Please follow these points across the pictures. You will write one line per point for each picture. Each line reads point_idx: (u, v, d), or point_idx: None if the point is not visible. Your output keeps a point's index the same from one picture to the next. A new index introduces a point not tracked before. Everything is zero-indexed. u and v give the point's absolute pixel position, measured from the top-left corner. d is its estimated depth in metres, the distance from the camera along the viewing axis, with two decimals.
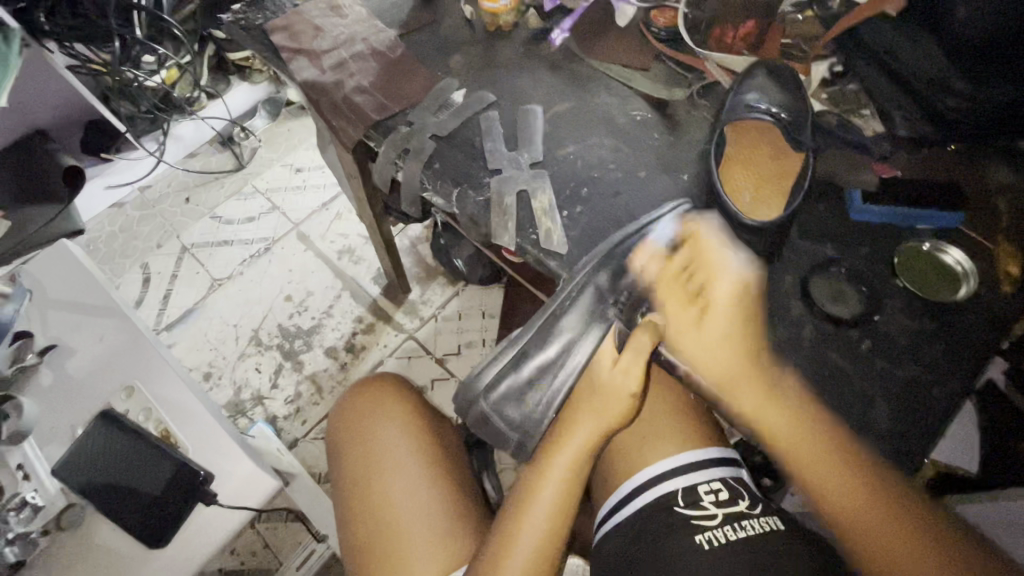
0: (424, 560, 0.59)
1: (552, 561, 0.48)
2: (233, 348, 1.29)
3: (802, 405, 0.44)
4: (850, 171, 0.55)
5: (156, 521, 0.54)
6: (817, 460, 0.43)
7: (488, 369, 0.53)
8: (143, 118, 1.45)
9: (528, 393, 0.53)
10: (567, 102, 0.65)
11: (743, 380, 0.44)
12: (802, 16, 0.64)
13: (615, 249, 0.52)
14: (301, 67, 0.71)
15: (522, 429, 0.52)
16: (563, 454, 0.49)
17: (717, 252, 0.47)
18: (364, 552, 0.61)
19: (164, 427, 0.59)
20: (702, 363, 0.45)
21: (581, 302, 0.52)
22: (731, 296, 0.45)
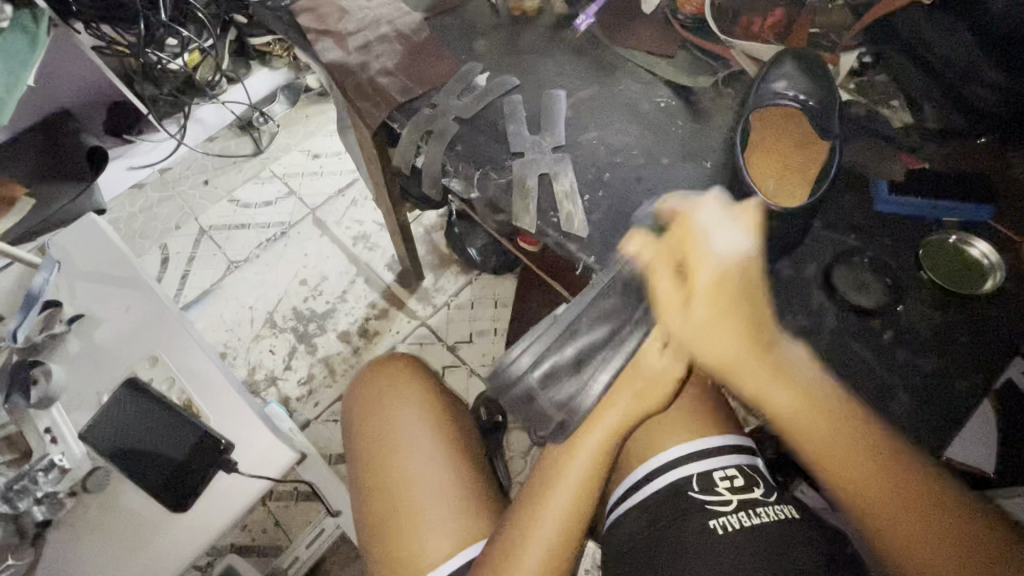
0: (440, 537, 0.60)
1: (572, 543, 0.47)
2: (248, 329, 1.31)
3: (803, 388, 0.43)
4: (878, 162, 0.54)
5: (183, 485, 0.56)
6: (830, 445, 0.42)
7: (528, 348, 0.48)
8: (166, 100, 1.46)
9: (570, 376, 0.48)
10: (591, 88, 0.65)
11: (744, 364, 0.42)
12: (830, 4, 0.62)
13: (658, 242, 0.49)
14: (327, 49, 0.71)
15: (566, 410, 0.48)
16: (594, 434, 0.48)
17: (701, 237, 0.44)
18: (379, 526, 0.62)
19: (187, 397, 0.60)
20: (700, 346, 0.43)
21: (627, 283, 0.48)
22: (714, 280, 0.42)
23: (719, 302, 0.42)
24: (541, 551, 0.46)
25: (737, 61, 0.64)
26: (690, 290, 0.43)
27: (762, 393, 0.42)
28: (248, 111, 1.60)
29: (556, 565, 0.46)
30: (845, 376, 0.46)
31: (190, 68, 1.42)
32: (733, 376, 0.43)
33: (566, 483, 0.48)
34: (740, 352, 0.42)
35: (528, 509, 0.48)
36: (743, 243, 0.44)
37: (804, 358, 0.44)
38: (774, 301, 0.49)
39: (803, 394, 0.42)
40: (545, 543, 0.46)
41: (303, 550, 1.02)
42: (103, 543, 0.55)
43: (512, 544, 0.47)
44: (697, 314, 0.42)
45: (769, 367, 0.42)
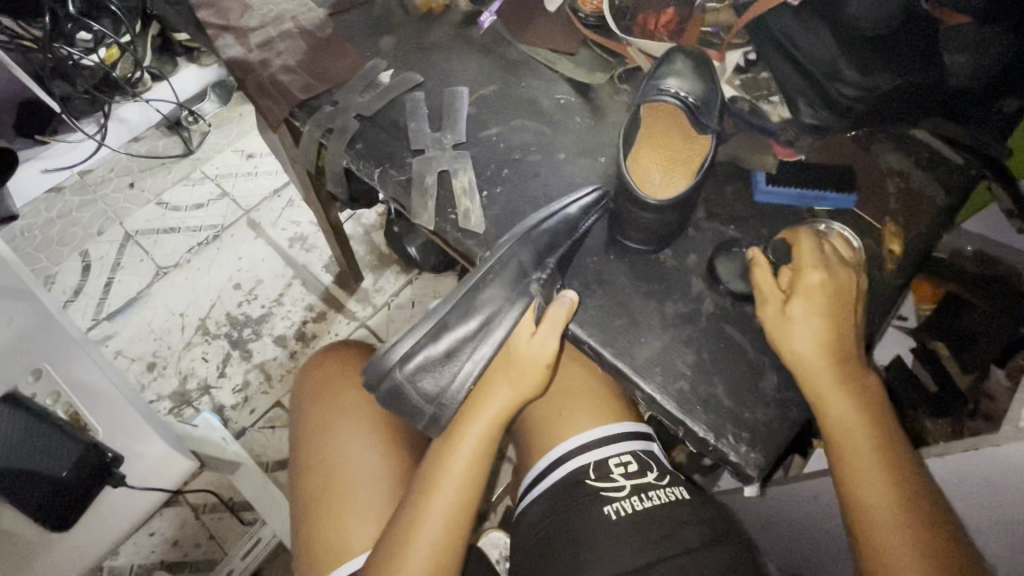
0: (364, 522, 0.59)
1: (462, 536, 0.46)
2: (179, 337, 1.26)
3: (839, 379, 0.43)
4: (753, 154, 0.57)
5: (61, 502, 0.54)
6: (854, 439, 0.42)
7: (403, 340, 0.48)
8: (82, 98, 1.39)
9: (446, 365, 0.49)
10: (493, 85, 0.66)
11: (818, 366, 0.44)
12: (718, 5, 0.65)
13: (529, 233, 0.50)
14: (227, 45, 0.70)
15: (436, 403, 0.49)
16: (475, 425, 0.47)
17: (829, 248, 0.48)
18: (308, 508, 0.62)
19: (74, 410, 0.57)
20: (530, 361, 0.47)
21: (495, 276, 0.49)
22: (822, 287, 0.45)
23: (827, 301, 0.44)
24: (428, 542, 0.44)
25: (634, 59, 0.66)
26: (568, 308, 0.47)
27: (828, 400, 0.43)
28: (176, 111, 1.54)
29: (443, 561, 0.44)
30: (722, 360, 0.48)
31: (108, 64, 1.36)
32: (810, 382, 0.44)
33: (449, 473, 0.46)
34: (835, 351, 0.44)
35: (413, 504, 0.46)
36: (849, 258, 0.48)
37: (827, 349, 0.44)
38: (655, 291, 0.51)
39: (860, 415, 0.43)
40: (430, 537, 0.44)
41: (237, 562, 1.01)
42: None
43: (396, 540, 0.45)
44: (797, 310, 0.45)
45: (846, 378, 0.44)
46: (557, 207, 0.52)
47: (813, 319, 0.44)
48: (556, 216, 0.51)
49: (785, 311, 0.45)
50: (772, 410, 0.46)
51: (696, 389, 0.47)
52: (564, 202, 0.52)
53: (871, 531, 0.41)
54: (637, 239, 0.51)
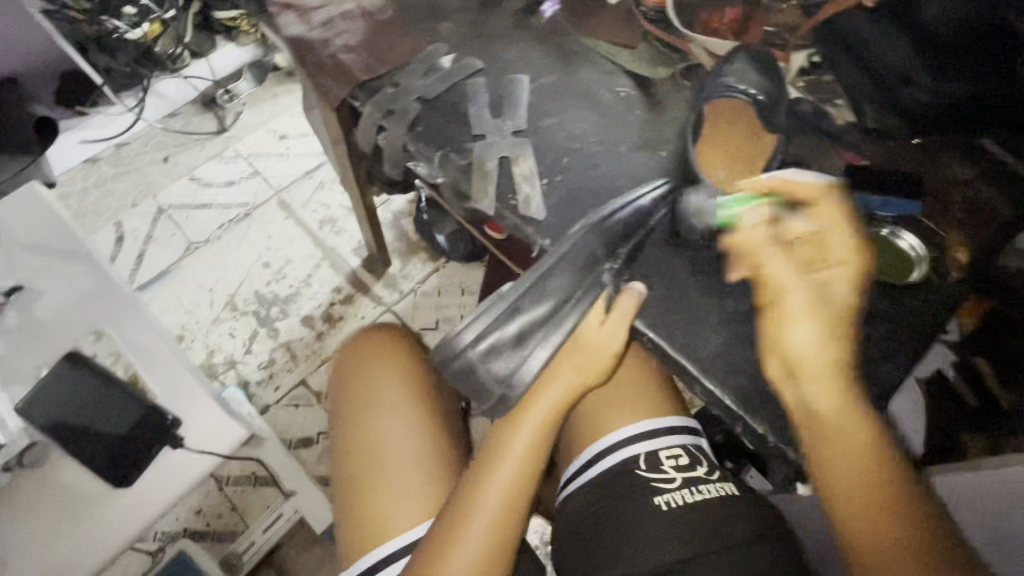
0: (406, 502, 0.61)
1: (521, 511, 0.49)
2: (207, 312, 1.28)
3: (839, 367, 0.42)
4: (818, 157, 0.57)
5: (122, 463, 0.56)
6: (843, 432, 0.41)
7: (471, 324, 0.49)
8: (122, 71, 1.42)
9: (516, 349, 0.49)
10: (553, 75, 0.66)
11: (813, 357, 0.42)
12: (784, 4, 0.64)
13: (603, 223, 0.52)
14: (289, 23, 0.70)
15: (506, 385, 0.49)
16: (538, 408, 0.50)
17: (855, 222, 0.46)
18: (349, 489, 0.63)
19: (131, 372, 0.60)
20: (597, 351, 0.49)
21: (569, 262, 0.51)
22: (842, 257, 0.45)
23: (818, 289, 0.44)
24: (489, 516, 0.48)
25: (695, 55, 0.66)
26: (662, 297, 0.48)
27: (831, 456, 0.41)
28: (212, 88, 1.56)
29: (501, 537, 0.47)
30: None
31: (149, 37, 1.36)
32: (819, 427, 0.42)
33: (511, 453, 0.49)
34: (828, 387, 0.42)
35: (476, 480, 0.49)
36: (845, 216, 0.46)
37: (816, 334, 0.42)
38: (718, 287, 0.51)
39: (866, 461, 0.41)
40: (491, 511, 0.48)
41: (259, 534, 1.00)
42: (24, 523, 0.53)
43: (460, 512, 0.48)
44: (801, 333, 0.42)
45: (844, 428, 0.41)
46: (632, 198, 0.54)
47: (818, 338, 0.42)
48: (628, 207, 0.53)
49: (785, 286, 0.44)
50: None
51: (757, 386, 0.47)
52: (633, 196, 0.54)
53: (873, 573, 0.40)
54: (699, 233, 0.51)
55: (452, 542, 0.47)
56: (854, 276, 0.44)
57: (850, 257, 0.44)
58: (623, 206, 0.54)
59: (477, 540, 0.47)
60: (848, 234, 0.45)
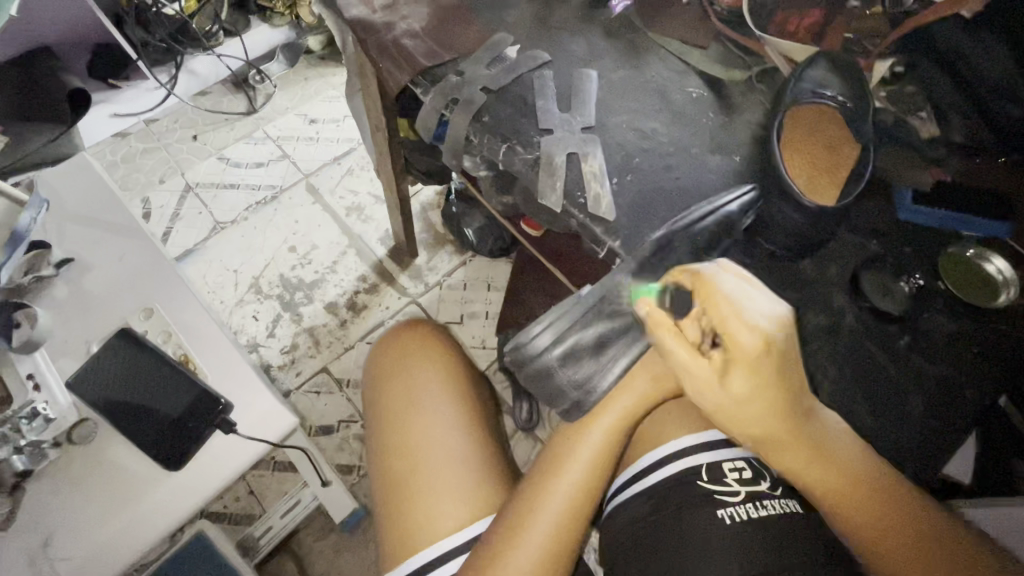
0: (454, 503, 0.61)
1: (584, 515, 0.52)
2: (231, 293, 1.26)
3: (820, 453, 0.44)
4: (905, 170, 0.55)
5: (175, 441, 0.57)
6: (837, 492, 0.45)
7: (547, 327, 0.48)
8: (156, 46, 1.35)
9: (594, 355, 0.50)
10: (622, 72, 0.64)
11: (782, 446, 0.44)
12: (869, 11, 0.62)
13: (690, 229, 0.49)
14: (351, 4, 0.68)
15: (583, 389, 0.51)
16: (607, 418, 0.53)
17: (727, 298, 0.41)
18: (392, 488, 0.63)
19: (182, 352, 0.62)
20: (675, 364, 0.50)
21: (654, 268, 0.48)
22: (757, 347, 0.40)
23: (752, 376, 0.40)
24: (556, 512, 0.51)
25: (771, 59, 0.63)
26: (721, 355, 0.41)
27: (796, 471, 0.46)
28: (244, 68, 1.55)
29: (567, 534, 0.51)
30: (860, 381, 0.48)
31: (186, 15, 1.33)
32: (769, 450, 0.44)
33: (579, 457, 0.52)
34: (774, 431, 0.42)
35: (543, 478, 0.53)
36: (776, 304, 0.42)
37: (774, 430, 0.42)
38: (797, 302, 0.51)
39: (840, 472, 0.45)
40: (555, 512, 0.51)
41: (276, 519, 0.97)
42: (83, 498, 0.55)
43: (524, 506, 0.52)
44: (736, 385, 0.40)
45: (806, 449, 0.44)
46: (720, 203, 0.51)
47: (750, 394, 0.41)
48: (716, 213, 0.50)
49: (724, 383, 0.41)
50: (907, 436, 0.47)
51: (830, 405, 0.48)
52: (717, 202, 0.51)
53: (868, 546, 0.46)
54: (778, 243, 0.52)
55: (519, 532, 0.51)
56: (781, 340, 0.40)
57: (743, 335, 0.40)
58: (710, 214, 0.51)
59: (544, 536, 0.50)
60: (765, 327, 0.40)
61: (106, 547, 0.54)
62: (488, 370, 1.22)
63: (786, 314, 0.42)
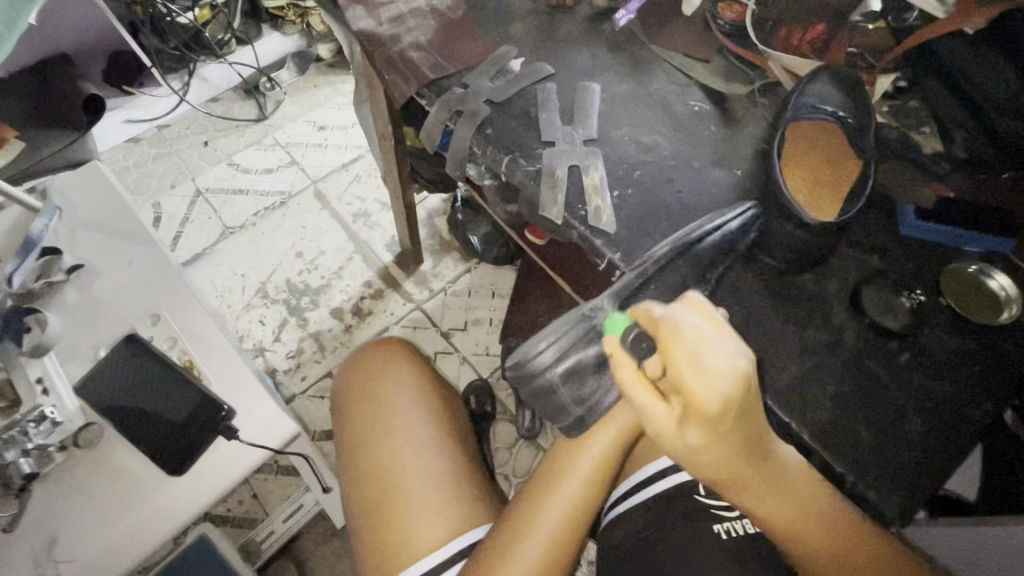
0: (430, 525, 0.62)
1: (579, 528, 0.53)
2: (239, 298, 1.27)
3: (783, 491, 0.44)
4: (905, 186, 0.55)
5: (182, 445, 0.58)
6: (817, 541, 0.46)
7: (551, 344, 0.47)
8: (170, 54, 1.41)
9: (599, 371, 0.49)
10: (625, 85, 0.65)
11: (743, 475, 0.42)
12: (871, 27, 0.60)
13: (694, 249, 0.51)
14: (358, 17, 0.69)
15: (587, 405, 0.51)
16: (607, 432, 0.53)
17: (693, 363, 0.36)
18: (369, 511, 0.64)
19: (188, 357, 0.63)
20: None
21: (662, 284, 0.50)
22: (727, 392, 0.36)
23: (727, 408, 0.37)
24: (549, 529, 0.52)
25: (774, 73, 0.64)
26: (673, 401, 0.39)
27: (764, 505, 0.45)
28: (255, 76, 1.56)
29: (560, 551, 0.52)
30: (856, 400, 0.48)
31: (200, 24, 1.38)
32: (732, 488, 0.44)
33: (574, 474, 0.53)
34: (733, 473, 0.42)
35: (538, 494, 0.54)
36: (738, 360, 0.36)
37: (795, 467, 0.45)
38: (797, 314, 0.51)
39: (791, 504, 0.45)
40: (549, 528, 0.52)
41: (279, 524, 0.98)
42: (89, 501, 0.56)
43: (516, 525, 0.53)
44: (694, 436, 0.39)
45: (761, 480, 0.43)
46: (721, 221, 0.52)
47: (710, 444, 0.39)
48: (719, 231, 0.51)
49: (680, 430, 0.39)
50: (914, 458, 0.46)
51: (835, 423, 0.47)
52: (719, 217, 0.53)
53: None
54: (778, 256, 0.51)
55: (509, 551, 0.51)
56: (739, 397, 0.36)
57: (697, 395, 0.36)
58: (714, 228, 0.52)
59: (535, 555, 0.51)
60: (730, 373, 0.36)
61: (110, 552, 0.55)
62: (492, 376, 1.22)
63: (749, 365, 0.37)
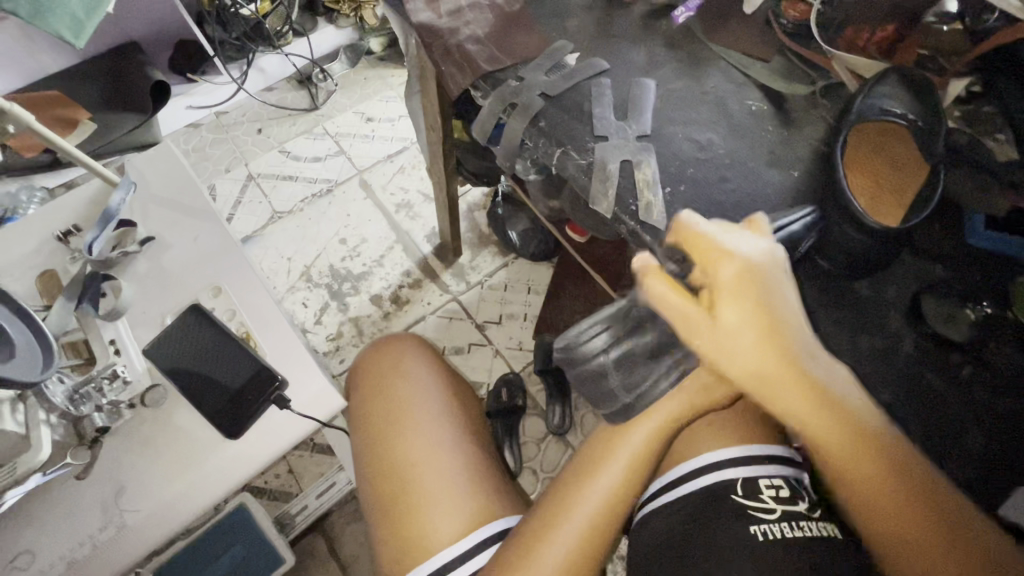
0: (451, 519, 0.63)
1: (605, 532, 0.53)
2: (284, 280, 1.32)
3: (830, 413, 0.41)
4: (975, 192, 0.53)
5: (237, 410, 0.61)
6: (872, 478, 0.42)
7: (603, 330, 0.49)
8: (233, 45, 1.48)
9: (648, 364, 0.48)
10: (681, 82, 0.64)
11: (782, 386, 0.40)
12: (946, 27, 0.58)
13: None
14: (418, 9, 0.71)
15: (634, 395, 0.50)
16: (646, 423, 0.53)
17: (722, 236, 0.42)
18: (391, 501, 0.65)
19: (245, 329, 0.67)
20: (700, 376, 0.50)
21: None
22: (737, 280, 0.40)
23: (750, 304, 0.39)
24: (575, 530, 0.53)
25: (837, 73, 0.62)
26: (710, 296, 0.41)
27: (808, 420, 0.42)
28: (308, 66, 1.60)
29: (590, 550, 0.52)
30: (895, 419, 0.46)
31: (260, 15, 1.45)
32: (765, 392, 0.41)
33: (613, 462, 0.54)
34: (783, 370, 0.40)
35: (570, 489, 0.55)
36: (762, 245, 0.42)
37: (866, 402, 0.43)
38: (850, 320, 0.50)
39: (841, 424, 0.42)
40: (575, 529, 0.53)
41: (313, 500, 1.03)
42: (150, 457, 0.60)
43: (545, 521, 0.54)
44: (730, 318, 0.40)
45: (817, 387, 0.41)
46: (783, 222, 0.50)
47: (749, 324, 0.39)
48: (783, 231, 0.50)
49: (716, 316, 0.40)
50: (961, 486, 0.44)
51: (887, 431, 0.46)
52: (780, 216, 0.52)
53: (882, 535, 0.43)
54: (835, 260, 0.51)
55: (536, 546, 0.52)
56: (774, 266, 0.41)
57: (734, 257, 0.40)
58: (777, 229, 0.50)
59: (560, 554, 0.52)
60: (744, 262, 0.40)
61: (169, 506, 0.59)
62: (524, 371, 1.23)
63: (780, 250, 0.42)
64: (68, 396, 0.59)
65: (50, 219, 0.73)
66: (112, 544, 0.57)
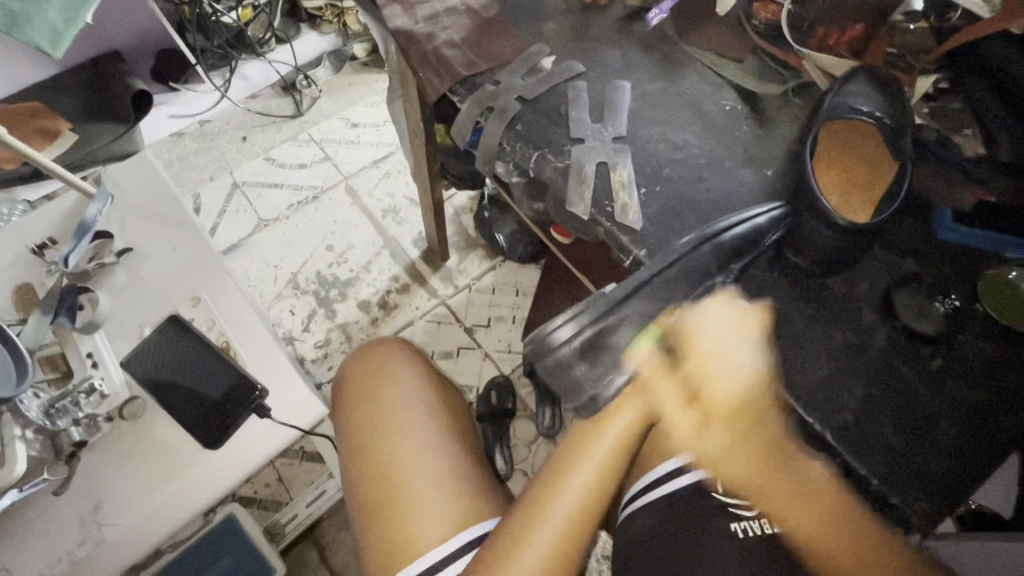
0: (436, 523, 0.63)
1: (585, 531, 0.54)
2: (271, 288, 1.31)
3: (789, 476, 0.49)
4: (946, 189, 0.54)
5: (217, 420, 0.61)
6: (813, 526, 0.50)
7: (569, 320, 0.48)
8: (215, 53, 1.51)
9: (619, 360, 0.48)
10: (657, 84, 0.65)
11: (749, 458, 0.49)
12: (913, 25, 0.59)
13: (718, 239, 0.51)
14: (394, 15, 0.71)
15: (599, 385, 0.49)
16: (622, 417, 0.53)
17: (707, 353, 0.47)
18: (375, 508, 0.65)
19: (225, 338, 0.66)
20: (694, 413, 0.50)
21: (675, 271, 0.50)
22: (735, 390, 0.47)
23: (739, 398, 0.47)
24: (555, 530, 0.53)
25: (808, 74, 0.63)
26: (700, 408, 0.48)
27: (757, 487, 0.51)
28: (292, 73, 1.59)
29: (568, 551, 0.53)
30: (869, 411, 0.47)
31: (242, 22, 1.51)
32: (730, 463, 0.50)
33: (590, 461, 0.54)
34: (751, 445, 0.48)
35: (549, 490, 0.55)
36: (754, 361, 0.47)
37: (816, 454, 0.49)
38: (824, 315, 0.51)
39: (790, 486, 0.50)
40: (555, 530, 0.53)
41: (302, 508, 1.03)
42: (129, 470, 0.60)
43: (527, 521, 0.54)
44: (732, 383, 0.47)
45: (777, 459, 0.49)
46: (748, 214, 0.53)
47: (732, 425, 0.48)
48: (745, 222, 0.52)
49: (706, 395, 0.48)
50: (939, 479, 0.44)
51: (860, 423, 0.47)
52: (752, 212, 0.54)
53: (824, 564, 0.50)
54: (808, 256, 0.51)
55: (515, 549, 0.53)
56: (756, 387, 0.47)
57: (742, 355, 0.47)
58: (741, 222, 0.53)
59: (537, 556, 0.52)
60: (743, 372, 0.47)
61: (149, 519, 0.58)
62: (513, 374, 1.23)
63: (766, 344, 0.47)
64: (44, 410, 0.59)
65: (26, 232, 0.72)
66: (92, 559, 0.57)
